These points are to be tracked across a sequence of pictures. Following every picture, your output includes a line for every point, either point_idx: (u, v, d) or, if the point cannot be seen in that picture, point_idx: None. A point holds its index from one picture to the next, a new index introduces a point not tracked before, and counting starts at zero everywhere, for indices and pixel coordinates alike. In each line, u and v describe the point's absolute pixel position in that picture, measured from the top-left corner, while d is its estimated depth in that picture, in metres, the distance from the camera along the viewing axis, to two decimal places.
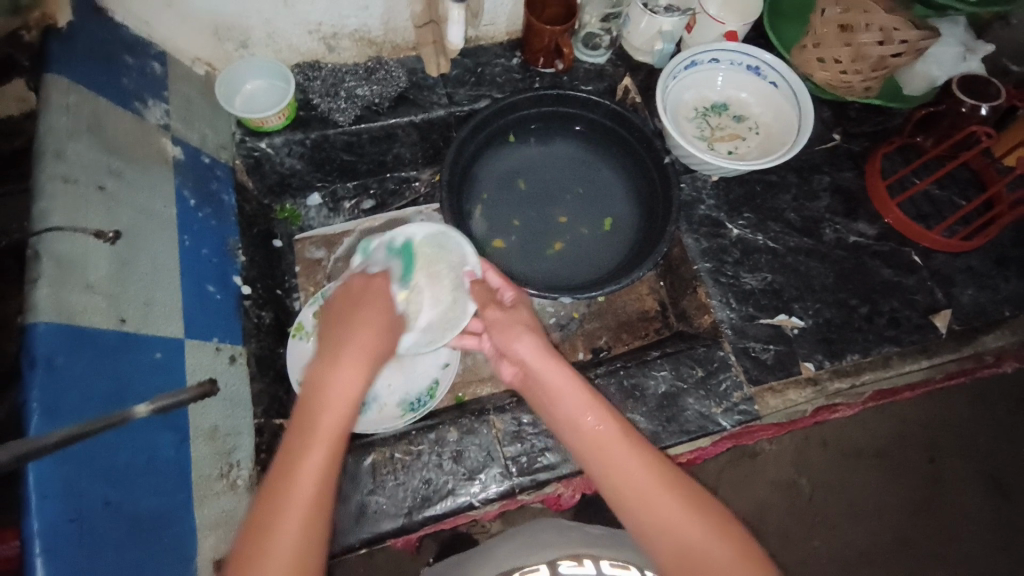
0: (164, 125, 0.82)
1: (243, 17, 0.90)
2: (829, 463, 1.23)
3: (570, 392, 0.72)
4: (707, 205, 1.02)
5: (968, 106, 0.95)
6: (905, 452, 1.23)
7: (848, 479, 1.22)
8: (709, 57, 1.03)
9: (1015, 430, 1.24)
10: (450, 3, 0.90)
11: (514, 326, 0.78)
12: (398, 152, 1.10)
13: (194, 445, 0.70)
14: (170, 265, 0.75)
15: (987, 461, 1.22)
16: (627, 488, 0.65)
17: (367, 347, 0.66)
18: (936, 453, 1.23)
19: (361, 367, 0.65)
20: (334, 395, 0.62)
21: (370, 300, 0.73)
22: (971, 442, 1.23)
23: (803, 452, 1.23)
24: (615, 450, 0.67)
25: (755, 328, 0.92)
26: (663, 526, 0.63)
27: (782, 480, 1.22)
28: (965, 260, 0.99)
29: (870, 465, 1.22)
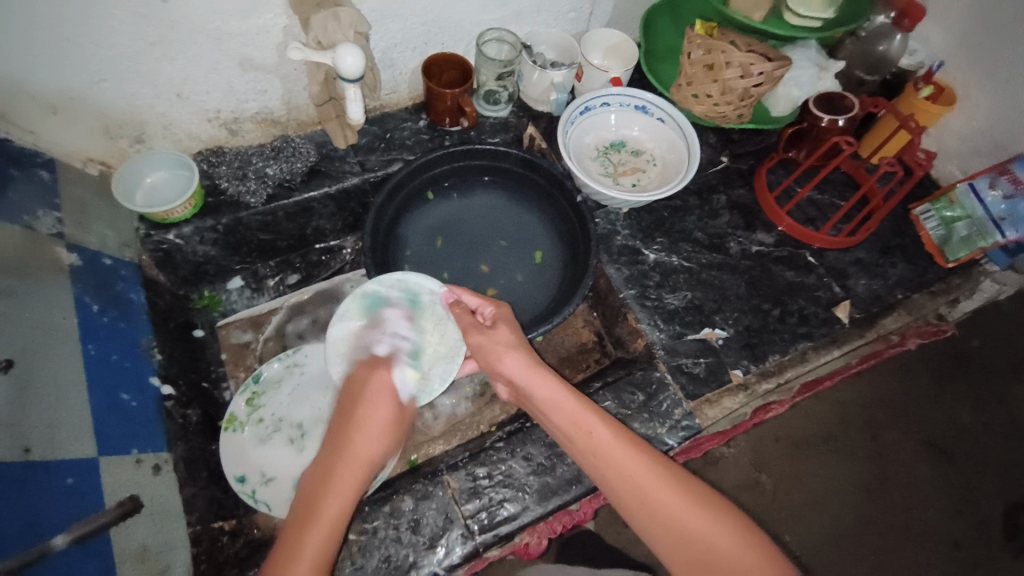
0: (58, 234, 0.78)
1: (135, 111, 0.88)
2: (784, 461, 1.29)
3: (561, 401, 0.76)
4: (623, 235, 1.08)
5: (827, 121, 1.07)
6: (849, 436, 1.30)
7: (803, 474, 1.28)
8: (601, 101, 1.12)
9: (944, 397, 1.32)
10: (346, 86, 0.88)
11: (498, 348, 0.81)
12: (318, 225, 1.10)
13: (122, 572, 0.63)
14: (75, 378, 0.69)
15: (925, 430, 1.30)
16: (627, 485, 0.70)
17: (361, 462, 0.73)
18: (878, 431, 1.30)
19: (362, 472, 0.72)
20: (331, 504, 0.68)
21: (370, 399, 0.78)
22: (904, 418, 1.31)
23: (759, 452, 1.30)
24: (612, 451, 0.72)
25: (684, 345, 0.97)
26: (665, 514, 0.68)
27: (745, 486, 1.27)
28: (853, 253, 1.11)
29: (820, 455, 1.29)
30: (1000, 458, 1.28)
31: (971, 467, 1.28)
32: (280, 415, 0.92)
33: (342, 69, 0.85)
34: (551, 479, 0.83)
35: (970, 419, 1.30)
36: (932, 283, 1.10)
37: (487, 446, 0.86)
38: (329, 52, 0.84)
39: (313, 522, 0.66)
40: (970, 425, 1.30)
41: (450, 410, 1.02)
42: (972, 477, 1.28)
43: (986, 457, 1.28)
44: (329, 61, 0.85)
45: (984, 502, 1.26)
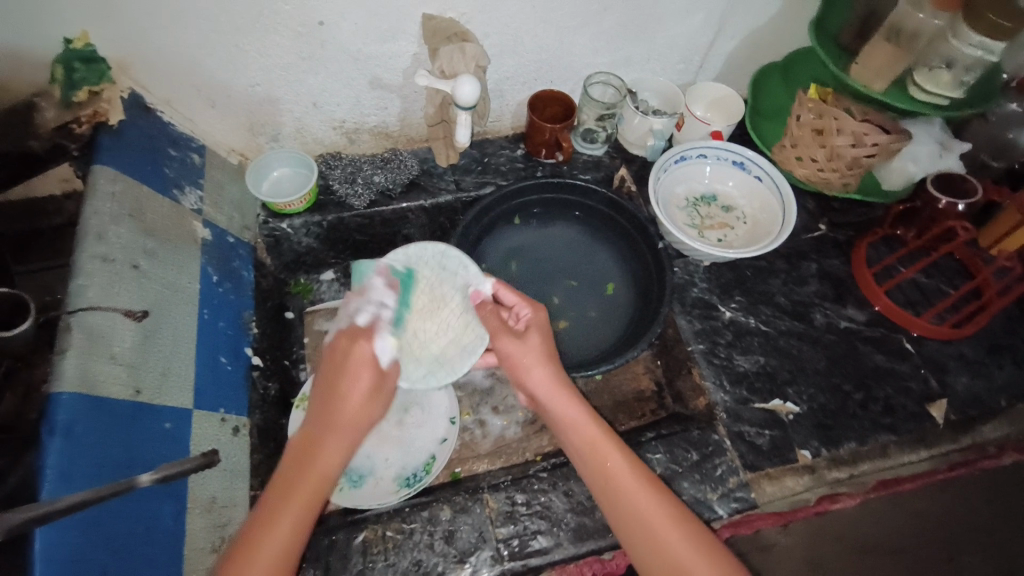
0: (198, 210, 0.91)
1: (276, 114, 1.01)
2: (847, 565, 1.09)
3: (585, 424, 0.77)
4: (700, 288, 1.06)
5: (943, 203, 0.99)
6: (926, 553, 1.12)
7: None
8: (697, 152, 1.12)
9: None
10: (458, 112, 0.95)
11: (528, 356, 0.81)
12: (407, 233, 1.18)
13: (190, 517, 0.71)
14: (188, 335, 0.79)
15: (1012, 561, 1.13)
16: (632, 513, 0.71)
17: (342, 429, 0.71)
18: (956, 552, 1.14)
19: (346, 450, 0.70)
20: (316, 475, 0.67)
21: (351, 370, 0.73)
22: (982, 542, 1.15)
23: (824, 549, 1.09)
24: (624, 481, 0.73)
25: (749, 412, 0.93)
26: (651, 534, 0.69)
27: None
28: (957, 347, 1.01)
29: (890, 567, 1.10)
30: None
31: None
32: None
33: (459, 96, 0.92)
34: (588, 521, 0.82)
35: None
36: None
37: (530, 474, 0.87)
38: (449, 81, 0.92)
39: (283, 500, 0.65)
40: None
41: (500, 430, 1.04)
42: None
43: None
44: (448, 88, 0.93)
45: None
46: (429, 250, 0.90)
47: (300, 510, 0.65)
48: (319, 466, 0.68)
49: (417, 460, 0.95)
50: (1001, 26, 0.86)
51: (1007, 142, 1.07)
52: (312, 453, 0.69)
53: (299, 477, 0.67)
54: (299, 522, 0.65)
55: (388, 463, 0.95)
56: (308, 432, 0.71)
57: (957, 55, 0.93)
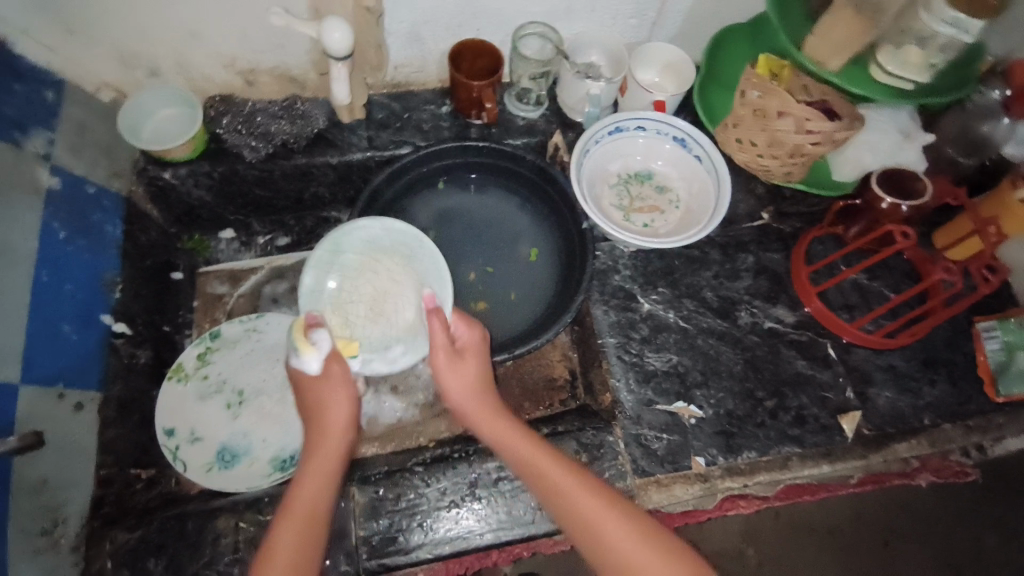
0: (45, 155, 0.80)
1: (149, 45, 0.88)
2: (778, 540, 1.10)
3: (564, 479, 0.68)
4: (622, 275, 0.98)
5: (888, 203, 0.88)
6: (858, 535, 1.10)
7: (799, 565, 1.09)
8: (635, 124, 1.00)
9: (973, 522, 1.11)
10: (333, 64, 0.84)
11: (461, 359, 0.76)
12: (316, 192, 1.07)
13: (14, 499, 0.67)
14: (17, 303, 0.71)
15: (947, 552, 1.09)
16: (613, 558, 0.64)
17: (331, 455, 0.70)
18: (893, 538, 1.10)
19: (324, 472, 0.69)
20: (299, 501, 0.65)
21: (327, 388, 0.72)
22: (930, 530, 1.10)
23: (753, 523, 1.11)
24: (604, 527, 0.65)
25: (651, 414, 0.88)
26: (580, 519, 0.66)
27: (726, 554, 1.09)
28: (886, 358, 0.95)
29: (822, 547, 1.10)
30: None
31: None
32: (226, 375, 0.92)
33: (329, 45, 0.81)
34: (459, 521, 0.78)
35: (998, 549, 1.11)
36: (971, 415, 0.93)
37: (406, 467, 0.81)
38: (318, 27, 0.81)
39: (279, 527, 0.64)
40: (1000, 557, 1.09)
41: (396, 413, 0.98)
42: None
43: None
44: (318, 35, 0.82)
45: None
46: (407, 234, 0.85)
47: (299, 541, 0.63)
48: (305, 491, 0.67)
49: (297, 441, 0.88)
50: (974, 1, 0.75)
51: (985, 136, 0.93)
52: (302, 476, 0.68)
53: (296, 495, 0.66)
54: (304, 547, 0.63)
55: (264, 444, 0.88)
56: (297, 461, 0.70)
57: (929, 33, 0.80)
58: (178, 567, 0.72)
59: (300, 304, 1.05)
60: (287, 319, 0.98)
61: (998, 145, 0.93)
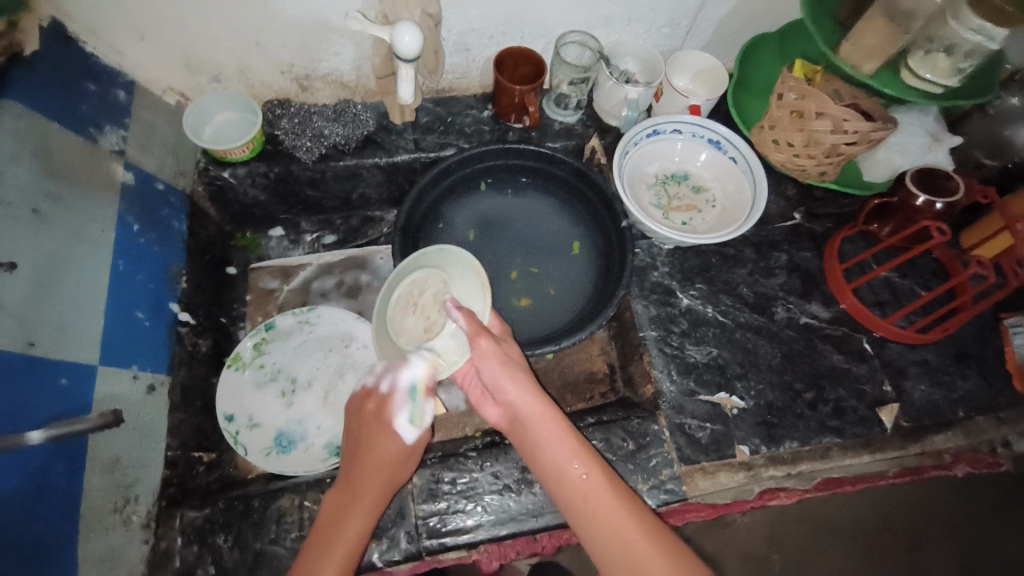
0: (119, 152, 0.84)
1: (215, 52, 0.93)
2: (801, 542, 1.17)
3: (562, 444, 0.72)
4: (660, 272, 1.01)
5: (922, 200, 0.91)
6: (878, 539, 1.17)
7: (819, 564, 1.16)
8: (672, 127, 1.05)
9: (985, 525, 1.19)
10: (401, 65, 0.88)
11: (501, 353, 0.76)
12: (363, 192, 1.12)
13: (88, 477, 0.68)
14: (97, 289, 0.74)
15: (959, 552, 1.17)
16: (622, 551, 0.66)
17: (372, 496, 0.73)
18: (911, 541, 1.17)
19: (366, 511, 0.72)
20: (339, 540, 0.69)
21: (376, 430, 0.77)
22: (940, 532, 1.18)
23: (777, 528, 1.18)
24: (618, 524, 0.67)
25: (693, 404, 0.90)
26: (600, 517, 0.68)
27: (751, 556, 1.16)
28: (920, 352, 0.97)
29: (844, 549, 1.16)
30: None
31: None
32: (280, 365, 0.95)
33: (399, 45, 0.85)
34: (512, 503, 0.80)
35: (1010, 550, 1.18)
36: (1004, 408, 0.95)
37: (459, 452, 0.84)
38: (388, 28, 0.85)
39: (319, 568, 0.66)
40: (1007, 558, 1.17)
41: (439, 406, 1.00)
42: None
43: None
44: (387, 36, 0.86)
45: None
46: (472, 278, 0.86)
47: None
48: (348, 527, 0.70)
49: None
50: (1003, 11, 0.80)
51: (1004, 140, 0.97)
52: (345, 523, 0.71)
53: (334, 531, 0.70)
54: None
55: (318, 431, 0.91)
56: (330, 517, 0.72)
57: (956, 40, 0.84)
58: (243, 543, 0.74)
59: (346, 300, 1.09)
60: (336, 312, 1.01)
61: None
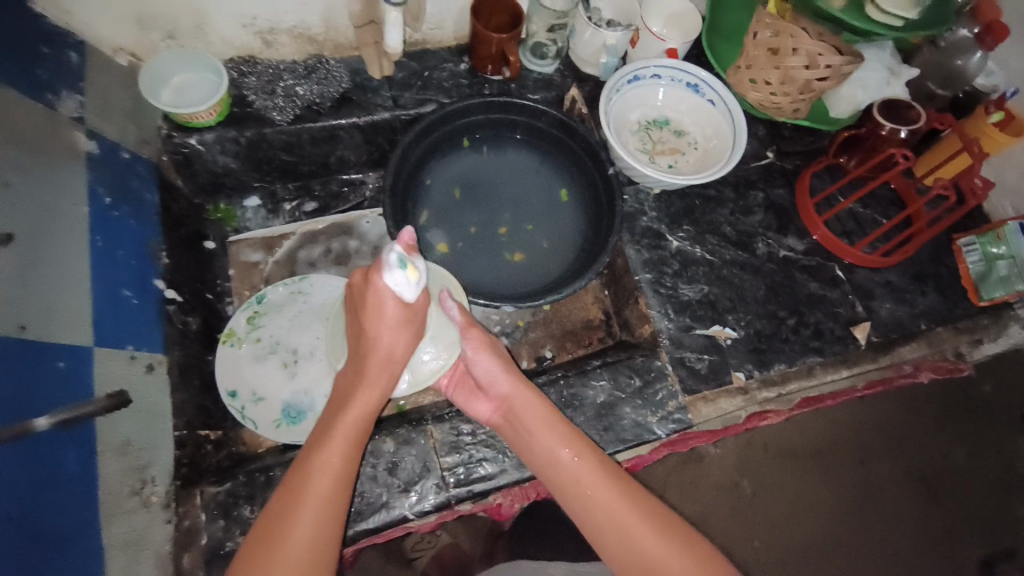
0: (79, 118, 0.78)
1: (169, 5, 0.85)
2: (767, 467, 1.23)
3: (550, 429, 0.73)
4: (649, 217, 1.04)
5: (887, 129, 0.99)
6: (835, 455, 1.24)
7: (785, 485, 1.23)
8: (651, 72, 1.06)
9: (939, 433, 1.26)
10: (389, 10, 0.86)
11: (490, 344, 0.79)
12: (341, 155, 1.07)
13: (101, 462, 0.65)
14: (79, 266, 0.70)
15: (913, 462, 1.24)
16: (611, 524, 0.68)
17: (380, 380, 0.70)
18: (866, 456, 1.25)
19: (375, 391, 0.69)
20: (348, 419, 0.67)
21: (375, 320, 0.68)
22: (899, 448, 1.25)
23: (746, 457, 1.24)
24: (607, 500, 0.69)
25: (691, 338, 0.95)
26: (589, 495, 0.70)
27: (724, 485, 1.22)
28: (884, 275, 1.06)
29: (804, 469, 1.23)
30: (983, 504, 1.24)
31: (952, 506, 1.23)
32: (277, 337, 0.92)
33: None
34: None
35: (960, 457, 1.25)
36: (960, 318, 1.06)
37: None
38: None
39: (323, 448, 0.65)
40: (964, 467, 1.25)
41: None
42: (953, 518, 1.22)
43: (967, 499, 1.24)
44: None
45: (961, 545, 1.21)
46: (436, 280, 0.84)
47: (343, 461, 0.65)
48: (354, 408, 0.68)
49: None
50: None
51: (957, 69, 1.04)
52: (352, 399, 0.68)
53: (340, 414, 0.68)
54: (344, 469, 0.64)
55: None
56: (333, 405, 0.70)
57: None
58: None
59: (335, 267, 1.05)
60: (329, 279, 0.97)
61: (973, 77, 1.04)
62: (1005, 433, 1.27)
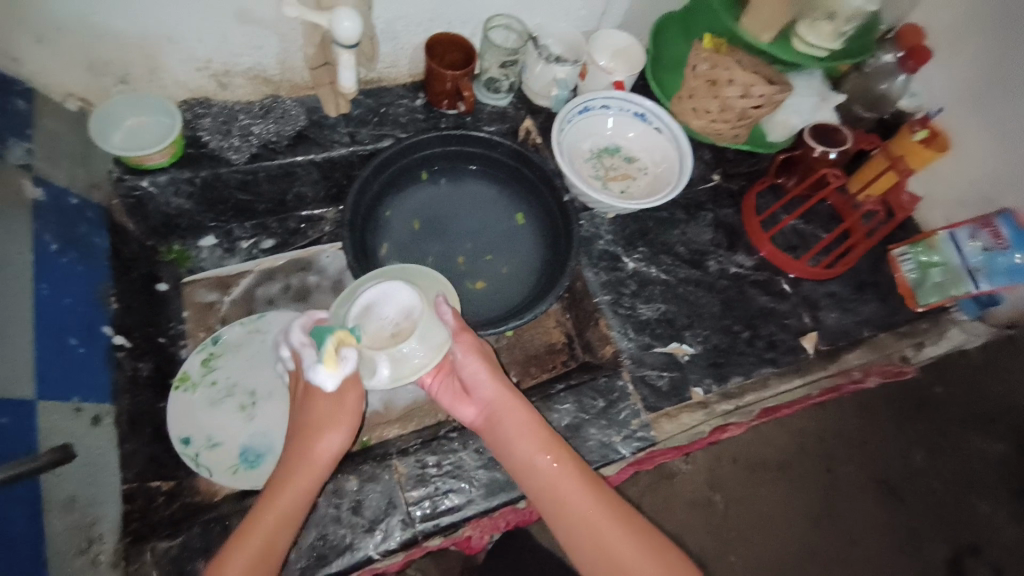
0: (26, 167, 0.78)
1: (118, 51, 0.85)
2: (737, 481, 1.27)
3: (530, 436, 0.75)
4: (605, 240, 1.08)
5: (818, 152, 1.06)
6: (803, 465, 1.29)
7: (754, 498, 1.26)
8: (600, 103, 1.11)
9: (897, 440, 1.30)
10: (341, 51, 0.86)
11: (478, 352, 0.77)
12: (299, 191, 1.07)
13: (48, 518, 0.64)
14: (25, 317, 0.69)
15: (874, 467, 1.29)
16: (584, 527, 0.70)
17: (303, 488, 0.69)
18: (832, 462, 1.29)
19: (305, 489, 0.70)
20: (263, 525, 0.67)
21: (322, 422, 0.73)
22: (861, 453, 1.30)
23: (716, 473, 1.27)
24: (582, 504, 0.71)
25: (651, 356, 0.98)
26: (569, 502, 0.72)
27: (697, 503, 1.25)
28: (828, 286, 1.12)
29: (774, 480, 1.27)
30: (942, 506, 1.28)
31: (916, 507, 1.27)
32: (233, 378, 0.89)
33: (339, 33, 0.83)
34: (500, 475, 0.82)
35: (921, 460, 1.30)
36: (900, 324, 1.12)
37: (440, 435, 0.85)
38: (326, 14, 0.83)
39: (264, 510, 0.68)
40: (924, 468, 1.29)
41: (409, 395, 0.97)
42: (918, 519, 1.26)
43: (928, 500, 1.28)
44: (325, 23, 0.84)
45: (924, 547, 1.25)
46: (435, 284, 0.83)
47: (248, 568, 0.64)
48: (274, 513, 0.68)
49: None
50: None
51: (882, 93, 1.14)
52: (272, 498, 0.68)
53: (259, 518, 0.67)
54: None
55: None
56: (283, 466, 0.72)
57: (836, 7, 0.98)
58: None
59: (296, 303, 1.04)
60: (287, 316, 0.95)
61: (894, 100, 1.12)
62: (961, 432, 1.32)
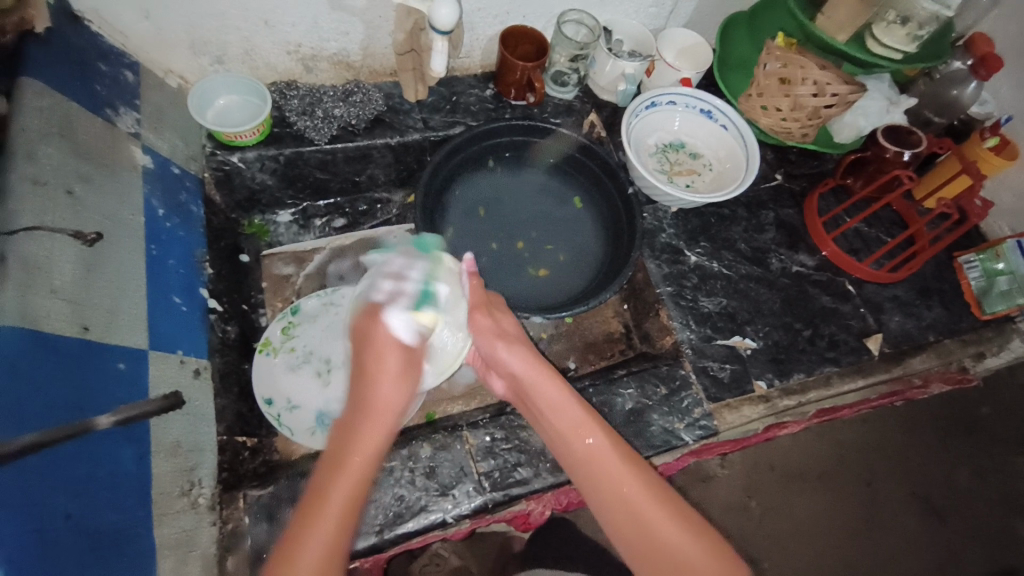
0: (135, 134, 0.83)
1: (219, 32, 0.90)
2: (777, 488, 1.25)
3: (565, 409, 0.74)
4: (668, 234, 1.09)
5: (891, 152, 1.06)
6: (845, 475, 1.27)
7: (791, 506, 1.24)
8: (667, 99, 1.13)
9: (942, 454, 1.29)
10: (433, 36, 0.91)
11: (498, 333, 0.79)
12: (372, 173, 1.11)
13: (155, 461, 0.67)
14: (137, 275, 0.74)
15: (919, 483, 1.27)
16: (621, 507, 0.69)
17: (380, 431, 0.66)
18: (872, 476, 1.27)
19: (383, 426, 0.67)
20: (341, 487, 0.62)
21: (376, 348, 0.68)
22: (903, 469, 1.28)
23: (755, 477, 1.26)
24: (623, 484, 0.70)
25: (712, 348, 0.99)
26: (610, 478, 0.70)
27: (736, 504, 1.24)
28: (892, 290, 1.10)
29: (812, 489, 1.25)
30: (992, 526, 1.25)
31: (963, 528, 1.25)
32: (311, 346, 0.93)
33: (436, 18, 0.88)
34: None
35: (965, 480, 1.28)
36: (966, 331, 1.11)
37: (509, 411, 0.87)
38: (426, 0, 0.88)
39: (333, 482, 0.62)
40: (972, 487, 1.27)
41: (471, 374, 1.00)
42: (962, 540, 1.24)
43: (978, 517, 1.26)
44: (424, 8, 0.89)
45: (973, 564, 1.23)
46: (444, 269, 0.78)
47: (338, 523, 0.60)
48: (354, 462, 0.64)
49: None
50: None
51: (950, 98, 1.11)
52: (351, 450, 0.64)
53: (340, 471, 0.63)
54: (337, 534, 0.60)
55: None
56: (349, 414, 0.67)
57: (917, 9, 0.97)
58: None
59: None
60: None
61: (965, 105, 1.11)
62: (1008, 455, 1.30)
